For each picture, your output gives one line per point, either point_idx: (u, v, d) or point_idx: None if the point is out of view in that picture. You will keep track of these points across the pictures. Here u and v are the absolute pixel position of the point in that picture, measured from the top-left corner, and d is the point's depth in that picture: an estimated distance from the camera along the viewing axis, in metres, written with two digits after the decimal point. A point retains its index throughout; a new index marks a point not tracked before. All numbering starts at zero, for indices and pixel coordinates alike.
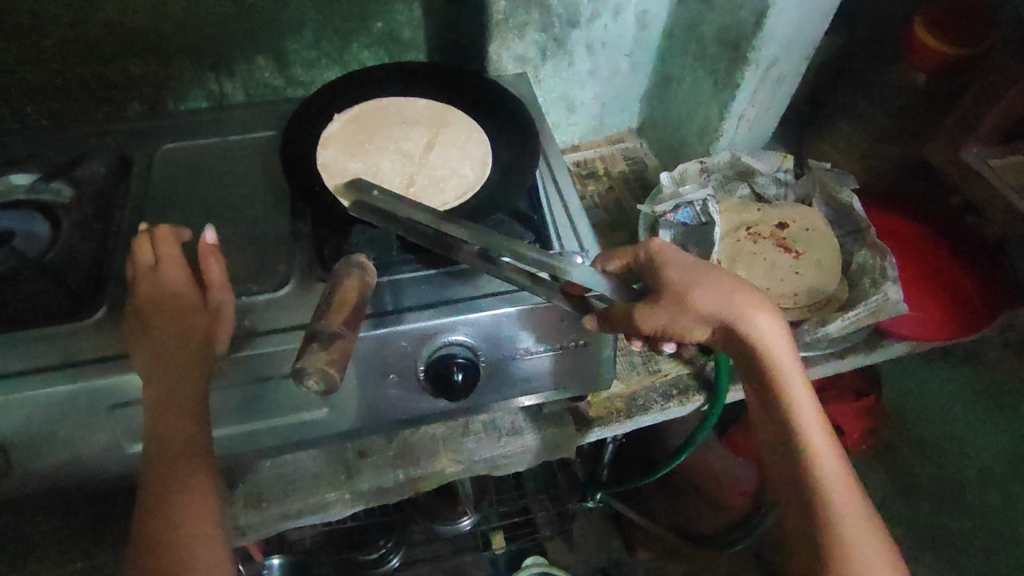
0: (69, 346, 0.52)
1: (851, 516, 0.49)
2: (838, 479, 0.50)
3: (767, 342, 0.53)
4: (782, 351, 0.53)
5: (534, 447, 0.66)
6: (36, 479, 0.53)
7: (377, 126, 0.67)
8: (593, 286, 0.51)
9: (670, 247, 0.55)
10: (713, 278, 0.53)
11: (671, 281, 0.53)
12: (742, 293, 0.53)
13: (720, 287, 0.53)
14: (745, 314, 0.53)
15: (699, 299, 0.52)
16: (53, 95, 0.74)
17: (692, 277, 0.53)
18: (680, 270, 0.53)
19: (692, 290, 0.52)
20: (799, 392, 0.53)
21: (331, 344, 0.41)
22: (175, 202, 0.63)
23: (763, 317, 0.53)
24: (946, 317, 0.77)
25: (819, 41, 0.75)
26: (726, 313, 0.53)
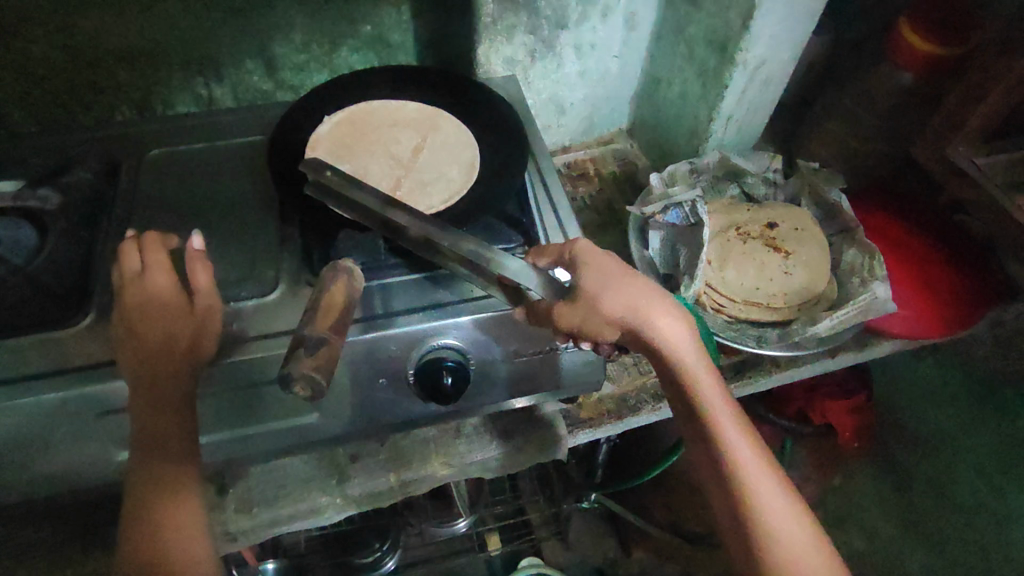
0: (57, 353, 0.52)
1: (772, 501, 0.50)
2: (757, 466, 0.51)
3: (673, 342, 0.55)
4: (688, 349, 0.55)
5: (525, 448, 0.66)
6: (24, 488, 0.53)
7: (366, 129, 0.67)
8: (520, 278, 0.53)
9: (590, 251, 0.56)
10: (621, 281, 0.55)
11: (584, 285, 0.54)
12: (646, 295, 0.55)
13: (622, 287, 0.55)
14: (648, 316, 0.55)
15: (608, 301, 0.54)
16: (40, 101, 0.73)
17: (603, 280, 0.55)
18: (592, 273, 0.55)
19: (601, 293, 0.54)
20: (708, 387, 0.54)
21: (318, 350, 0.41)
22: (163, 208, 0.63)
23: (667, 317, 0.55)
24: (934, 315, 0.77)
25: (806, 41, 0.75)
26: (634, 316, 0.54)
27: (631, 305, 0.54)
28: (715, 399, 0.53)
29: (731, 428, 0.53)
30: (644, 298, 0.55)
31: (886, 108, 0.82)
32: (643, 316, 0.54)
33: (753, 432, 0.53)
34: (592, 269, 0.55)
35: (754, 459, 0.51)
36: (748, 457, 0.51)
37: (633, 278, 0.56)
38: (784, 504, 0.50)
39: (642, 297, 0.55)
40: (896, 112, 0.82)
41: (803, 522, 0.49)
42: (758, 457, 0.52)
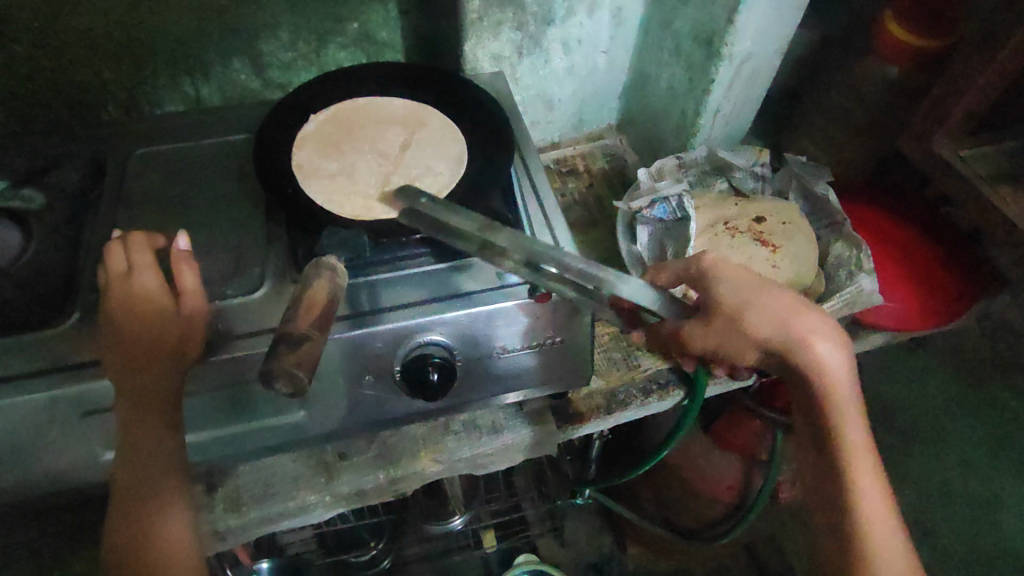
0: (38, 353, 0.51)
1: (883, 536, 0.52)
2: (878, 509, 0.53)
3: (830, 374, 0.54)
4: (844, 384, 0.54)
5: (514, 445, 0.66)
6: (10, 488, 0.53)
7: (352, 126, 0.66)
8: (641, 299, 0.57)
9: (727, 267, 0.57)
10: (775, 302, 0.55)
11: (728, 302, 0.55)
12: (806, 319, 0.55)
13: (773, 310, 0.55)
14: (809, 342, 0.54)
15: (756, 322, 0.54)
16: (26, 100, 0.73)
17: (754, 299, 0.55)
18: (738, 290, 0.56)
19: (749, 313, 0.54)
20: (854, 424, 0.54)
21: (300, 346, 0.41)
22: (148, 206, 0.62)
23: (828, 346, 0.54)
24: (923, 306, 0.77)
25: (793, 34, 0.75)
26: (788, 340, 0.54)
27: (786, 328, 0.54)
28: (857, 439, 0.54)
29: (863, 470, 0.54)
30: (805, 322, 0.54)
31: (874, 101, 0.82)
32: (802, 342, 0.54)
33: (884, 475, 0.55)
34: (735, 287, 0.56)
35: (878, 503, 0.53)
36: (872, 502, 0.53)
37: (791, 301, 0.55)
38: (898, 554, 0.52)
39: (802, 321, 0.54)
40: (882, 106, 0.82)
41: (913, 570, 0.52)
42: (883, 503, 0.53)
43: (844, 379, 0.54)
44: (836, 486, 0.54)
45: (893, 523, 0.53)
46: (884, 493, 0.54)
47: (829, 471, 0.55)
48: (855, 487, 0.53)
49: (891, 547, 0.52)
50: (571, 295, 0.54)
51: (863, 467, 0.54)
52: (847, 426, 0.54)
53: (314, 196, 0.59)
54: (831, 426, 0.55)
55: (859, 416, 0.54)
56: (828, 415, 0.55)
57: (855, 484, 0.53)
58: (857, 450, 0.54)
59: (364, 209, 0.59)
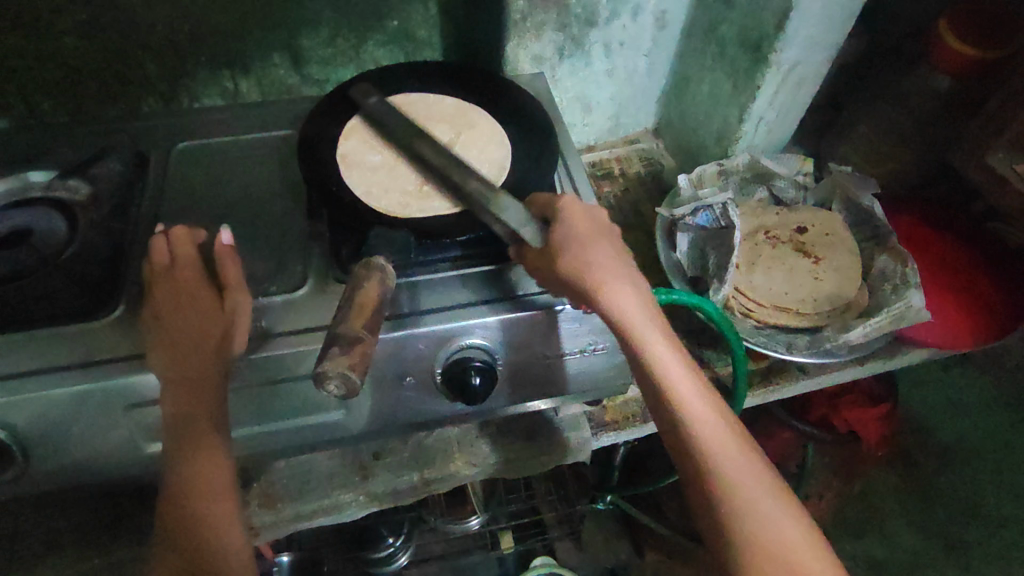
0: (85, 345, 0.52)
1: (734, 466, 0.48)
2: (721, 437, 0.49)
3: (630, 314, 0.51)
4: (644, 321, 0.51)
5: (549, 450, 0.65)
6: (50, 477, 0.53)
7: (401, 121, 0.65)
8: (516, 223, 0.51)
9: (563, 210, 0.54)
10: (580, 243, 0.52)
11: (545, 243, 0.52)
12: (601, 260, 0.52)
13: (576, 251, 0.52)
14: (605, 285, 0.51)
15: (565, 263, 0.51)
16: (70, 91, 0.74)
17: (565, 240, 0.52)
18: (559, 229, 0.53)
19: (559, 255, 0.51)
20: (672, 367, 0.50)
21: (353, 348, 0.41)
22: (192, 201, 0.63)
23: (623, 286, 0.52)
24: (971, 322, 0.76)
25: (841, 43, 0.73)
26: (586, 282, 0.50)
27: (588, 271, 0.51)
28: (678, 376, 0.50)
29: (694, 403, 0.49)
30: (603, 267, 0.52)
31: (923, 113, 0.81)
32: (601, 286, 0.51)
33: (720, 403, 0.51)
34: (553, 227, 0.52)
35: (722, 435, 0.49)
36: (714, 434, 0.49)
37: (587, 241, 0.53)
38: (752, 479, 0.48)
39: (601, 264, 0.52)
40: (932, 117, 0.81)
41: (779, 498, 0.47)
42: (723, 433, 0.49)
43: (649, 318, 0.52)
44: (673, 432, 0.49)
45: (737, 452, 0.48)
46: (723, 422, 0.50)
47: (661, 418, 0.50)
48: (692, 426, 0.49)
49: (746, 476, 0.48)
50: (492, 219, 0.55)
51: (693, 404, 0.49)
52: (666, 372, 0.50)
53: (354, 188, 0.59)
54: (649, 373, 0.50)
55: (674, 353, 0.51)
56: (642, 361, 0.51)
57: (688, 421, 0.49)
58: (681, 388, 0.50)
59: (400, 205, 0.58)
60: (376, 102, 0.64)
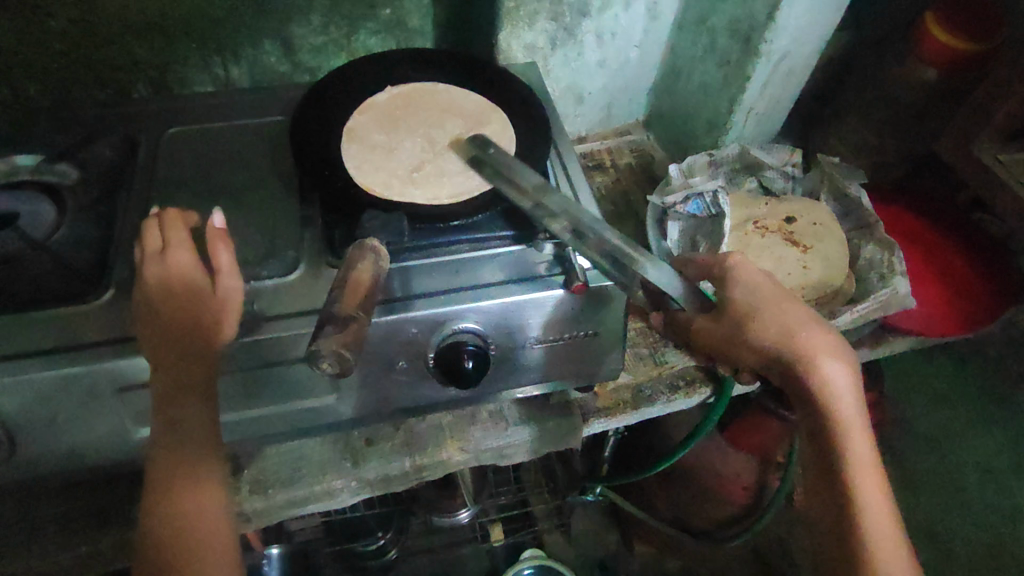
0: (72, 329, 0.51)
1: (892, 552, 0.49)
2: (883, 518, 0.51)
3: (833, 388, 0.54)
4: (850, 399, 0.54)
5: (540, 436, 0.66)
6: (38, 462, 0.52)
7: (421, 107, 0.66)
8: (667, 287, 0.58)
9: (749, 271, 0.59)
10: (779, 310, 0.56)
11: (740, 304, 0.57)
12: (811, 334, 0.55)
13: (779, 319, 0.56)
14: (814, 354, 0.54)
15: (760, 329, 0.56)
16: (57, 75, 0.72)
17: (760, 306, 0.57)
18: (751, 295, 0.57)
19: (754, 321, 0.56)
20: (859, 445, 0.53)
21: (346, 327, 0.41)
22: (182, 185, 0.62)
23: (830, 358, 0.55)
24: (951, 311, 0.77)
25: (830, 34, 0.74)
26: (790, 349, 0.55)
27: (789, 338, 0.55)
28: (860, 449, 0.53)
29: (868, 482, 0.52)
30: (807, 334, 0.55)
31: (909, 104, 0.83)
32: (806, 354, 0.54)
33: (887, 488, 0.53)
34: (743, 287, 0.57)
35: (885, 515, 0.51)
36: (878, 515, 0.51)
37: (797, 312, 0.56)
38: (903, 563, 0.49)
39: (803, 332, 0.55)
40: (917, 109, 0.83)
41: None
42: (887, 511, 0.51)
43: (853, 397, 0.54)
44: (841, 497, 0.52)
45: (897, 532, 0.51)
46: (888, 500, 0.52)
47: (830, 481, 0.53)
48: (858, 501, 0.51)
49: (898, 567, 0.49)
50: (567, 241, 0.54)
51: (868, 477, 0.52)
52: (852, 445, 0.53)
53: (348, 161, 0.60)
54: (834, 440, 0.53)
55: (865, 433, 0.53)
56: (829, 426, 0.54)
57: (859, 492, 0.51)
58: (861, 459, 0.52)
59: (382, 184, 0.59)
60: (494, 151, 0.60)
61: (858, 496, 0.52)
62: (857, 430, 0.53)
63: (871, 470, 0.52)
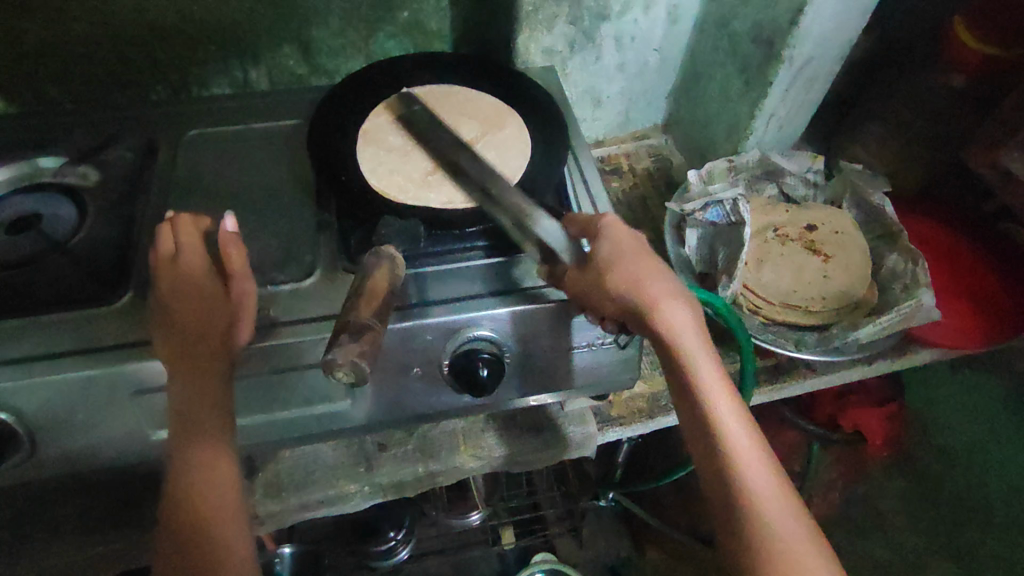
0: (93, 331, 0.51)
1: (769, 495, 0.46)
2: (754, 460, 0.47)
3: (679, 333, 0.51)
4: (697, 342, 0.51)
5: (552, 445, 0.66)
6: (57, 462, 0.53)
7: (436, 109, 0.66)
8: (552, 237, 0.52)
9: (607, 221, 0.54)
10: (626, 257, 0.53)
11: (594, 255, 0.52)
12: (655, 281, 0.52)
13: (627, 267, 0.52)
14: (655, 299, 0.51)
15: (612, 278, 0.51)
16: (80, 77, 0.73)
17: (613, 256, 0.52)
18: (607, 246, 0.53)
19: (608, 271, 0.51)
20: (716, 389, 0.50)
21: (362, 335, 0.41)
22: (201, 188, 0.63)
23: (673, 303, 0.52)
24: (979, 323, 0.76)
25: (856, 39, 0.73)
26: (638, 298, 0.51)
27: (636, 285, 0.51)
28: (717, 390, 0.50)
29: (735, 427, 0.49)
30: (650, 281, 0.52)
31: (937, 111, 0.81)
32: (650, 300, 0.51)
33: (758, 432, 0.49)
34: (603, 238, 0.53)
35: (754, 459, 0.47)
36: (750, 460, 0.47)
37: (645, 262, 0.53)
38: (781, 506, 0.46)
39: (650, 277, 0.52)
40: (946, 116, 0.81)
41: (810, 539, 0.46)
42: (756, 452, 0.48)
43: (699, 341, 0.51)
44: (706, 449, 0.49)
45: (768, 469, 0.47)
46: (755, 439, 0.49)
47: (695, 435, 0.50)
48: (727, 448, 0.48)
49: (779, 515, 0.46)
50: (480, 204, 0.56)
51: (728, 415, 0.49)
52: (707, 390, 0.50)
53: (363, 164, 0.60)
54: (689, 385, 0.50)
55: (719, 377, 0.50)
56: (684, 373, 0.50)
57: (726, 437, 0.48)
58: (720, 403, 0.49)
59: (398, 188, 0.58)
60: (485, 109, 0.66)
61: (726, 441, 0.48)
62: (711, 374, 0.50)
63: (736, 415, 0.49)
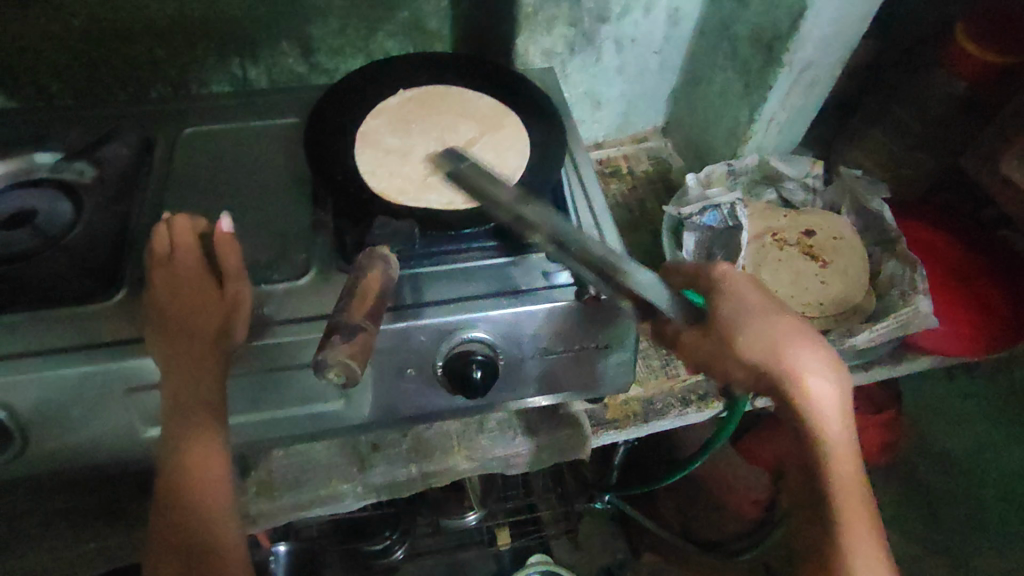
0: (87, 327, 0.51)
1: None
2: (869, 548, 0.48)
3: (817, 408, 0.50)
4: (835, 420, 0.50)
5: (547, 447, 0.66)
6: (49, 458, 0.53)
7: (433, 108, 0.66)
8: (657, 298, 0.50)
9: (736, 280, 0.54)
10: (771, 322, 0.52)
11: (727, 317, 0.52)
12: (800, 351, 0.51)
13: (768, 334, 0.51)
14: (796, 369, 0.50)
15: (748, 348, 0.51)
16: (79, 73, 0.73)
17: (751, 320, 0.52)
18: (742, 308, 0.52)
19: (742, 337, 0.51)
20: (845, 470, 0.50)
21: (354, 337, 0.41)
22: (198, 186, 0.62)
23: (817, 376, 0.51)
24: (976, 331, 0.76)
25: (857, 43, 0.72)
26: (776, 366, 0.51)
27: (775, 353, 0.51)
28: (846, 470, 0.50)
29: (856, 513, 0.49)
30: (795, 351, 0.51)
31: (936, 118, 0.80)
32: (790, 370, 0.50)
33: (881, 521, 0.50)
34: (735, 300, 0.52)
35: (870, 548, 0.48)
36: (864, 547, 0.48)
37: (793, 329, 0.51)
38: None
39: (792, 344, 0.51)
40: (947, 122, 0.80)
41: None
42: (874, 540, 0.48)
43: (839, 415, 0.51)
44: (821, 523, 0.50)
45: (883, 559, 0.48)
46: (875, 528, 0.49)
47: (813, 502, 0.51)
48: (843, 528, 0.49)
49: None
50: (553, 250, 0.49)
51: (850, 498, 0.49)
52: (837, 469, 0.50)
53: (361, 165, 0.60)
54: (817, 459, 0.50)
55: (851, 457, 0.50)
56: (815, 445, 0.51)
57: (841, 516, 0.49)
58: (846, 484, 0.50)
59: (398, 190, 0.59)
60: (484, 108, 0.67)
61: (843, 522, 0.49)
62: (842, 453, 0.50)
63: (860, 498, 0.49)
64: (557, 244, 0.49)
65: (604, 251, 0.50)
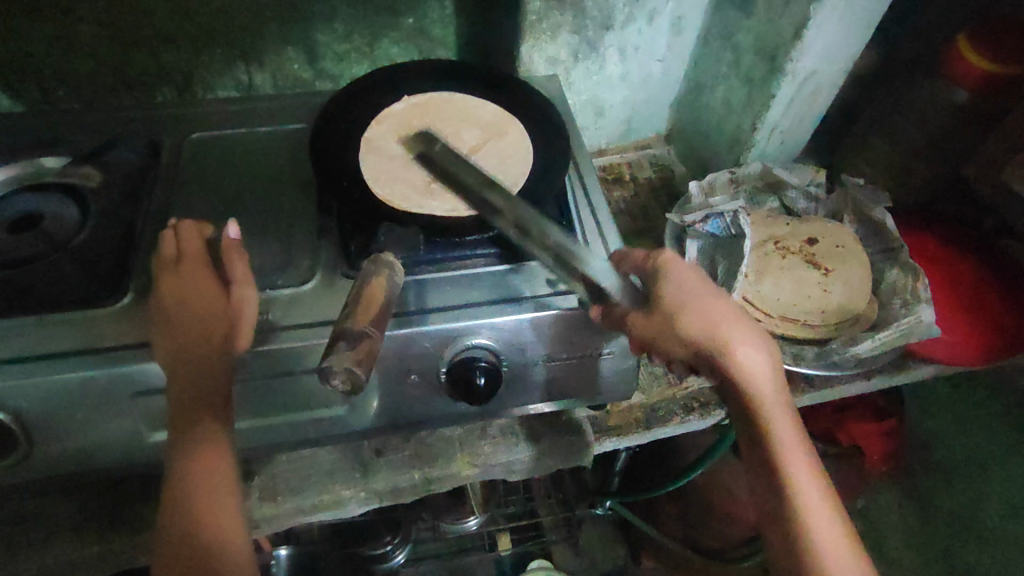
0: (92, 331, 0.51)
1: (836, 545, 0.47)
2: (822, 510, 0.48)
3: (753, 379, 0.51)
4: (772, 390, 0.51)
5: (550, 453, 0.66)
6: (54, 461, 0.53)
7: (436, 115, 0.67)
8: (606, 281, 0.53)
9: (672, 263, 0.54)
10: (707, 303, 0.53)
11: (664, 295, 0.53)
12: (733, 326, 0.52)
13: (704, 310, 0.52)
14: (732, 341, 0.52)
15: (688, 322, 0.52)
16: (85, 78, 0.74)
17: (687, 297, 0.53)
18: (677, 287, 0.53)
19: (681, 313, 0.52)
20: (788, 437, 0.50)
21: (358, 344, 0.41)
22: (204, 191, 0.63)
23: (750, 348, 0.52)
24: (977, 339, 0.76)
25: (860, 52, 0.73)
26: (713, 339, 0.52)
27: (711, 327, 0.52)
28: (790, 437, 0.50)
29: (803, 475, 0.49)
30: (728, 325, 0.52)
31: (938, 128, 0.81)
32: (725, 342, 0.52)
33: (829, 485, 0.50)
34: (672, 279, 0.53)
35: (823, 511, 0.48)
36: (818, 510, 0.48)
37: (724, 305, 0.53)
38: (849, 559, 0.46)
39: (726, 318, 0.53)
40: (949, 132, 0.81)
41: None
42: (825, 503, 0.48)
43: (773, 384, 0.52)
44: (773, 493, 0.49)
45: (836, 520, 0.48)
46: (824, 490, 0.49)
47: (762, 477, 0.50)
48: (795, 493, 0.48)
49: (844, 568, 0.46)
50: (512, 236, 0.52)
51: (797, 463, 0.49)
52: (779, 435, 0.50)
53: (365, 171, 0.61)
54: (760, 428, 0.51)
55: (791, 424, 0.51)
56: (756, 416, 0.51)
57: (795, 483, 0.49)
58: (790, 449, 0.50)
59: (401, 195, 0.58)
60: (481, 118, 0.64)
61: (794, 487, 0.49)
62: (782, 420, 0.50)
63: (805, 463, 0.50)
64: (518, 231, 0.52)
65: (560, 238, 0.53)
